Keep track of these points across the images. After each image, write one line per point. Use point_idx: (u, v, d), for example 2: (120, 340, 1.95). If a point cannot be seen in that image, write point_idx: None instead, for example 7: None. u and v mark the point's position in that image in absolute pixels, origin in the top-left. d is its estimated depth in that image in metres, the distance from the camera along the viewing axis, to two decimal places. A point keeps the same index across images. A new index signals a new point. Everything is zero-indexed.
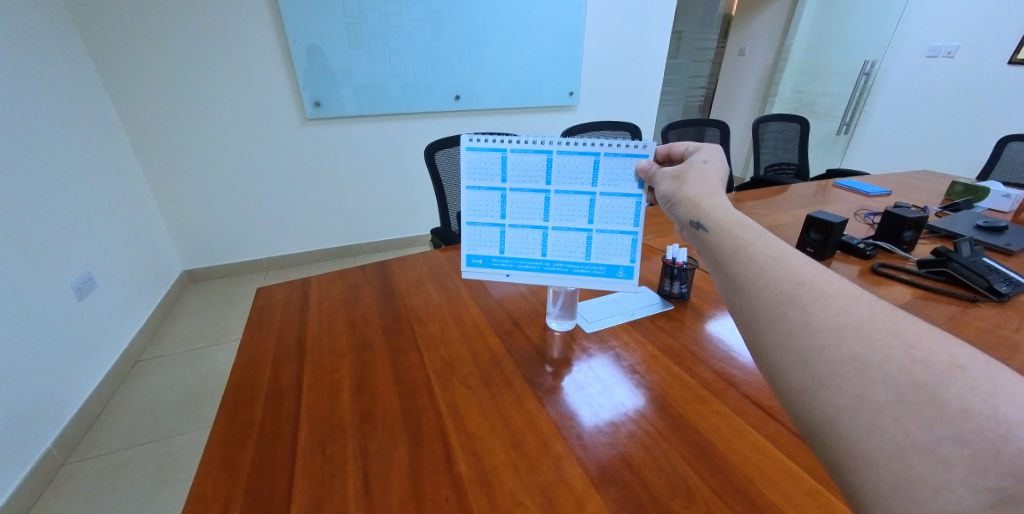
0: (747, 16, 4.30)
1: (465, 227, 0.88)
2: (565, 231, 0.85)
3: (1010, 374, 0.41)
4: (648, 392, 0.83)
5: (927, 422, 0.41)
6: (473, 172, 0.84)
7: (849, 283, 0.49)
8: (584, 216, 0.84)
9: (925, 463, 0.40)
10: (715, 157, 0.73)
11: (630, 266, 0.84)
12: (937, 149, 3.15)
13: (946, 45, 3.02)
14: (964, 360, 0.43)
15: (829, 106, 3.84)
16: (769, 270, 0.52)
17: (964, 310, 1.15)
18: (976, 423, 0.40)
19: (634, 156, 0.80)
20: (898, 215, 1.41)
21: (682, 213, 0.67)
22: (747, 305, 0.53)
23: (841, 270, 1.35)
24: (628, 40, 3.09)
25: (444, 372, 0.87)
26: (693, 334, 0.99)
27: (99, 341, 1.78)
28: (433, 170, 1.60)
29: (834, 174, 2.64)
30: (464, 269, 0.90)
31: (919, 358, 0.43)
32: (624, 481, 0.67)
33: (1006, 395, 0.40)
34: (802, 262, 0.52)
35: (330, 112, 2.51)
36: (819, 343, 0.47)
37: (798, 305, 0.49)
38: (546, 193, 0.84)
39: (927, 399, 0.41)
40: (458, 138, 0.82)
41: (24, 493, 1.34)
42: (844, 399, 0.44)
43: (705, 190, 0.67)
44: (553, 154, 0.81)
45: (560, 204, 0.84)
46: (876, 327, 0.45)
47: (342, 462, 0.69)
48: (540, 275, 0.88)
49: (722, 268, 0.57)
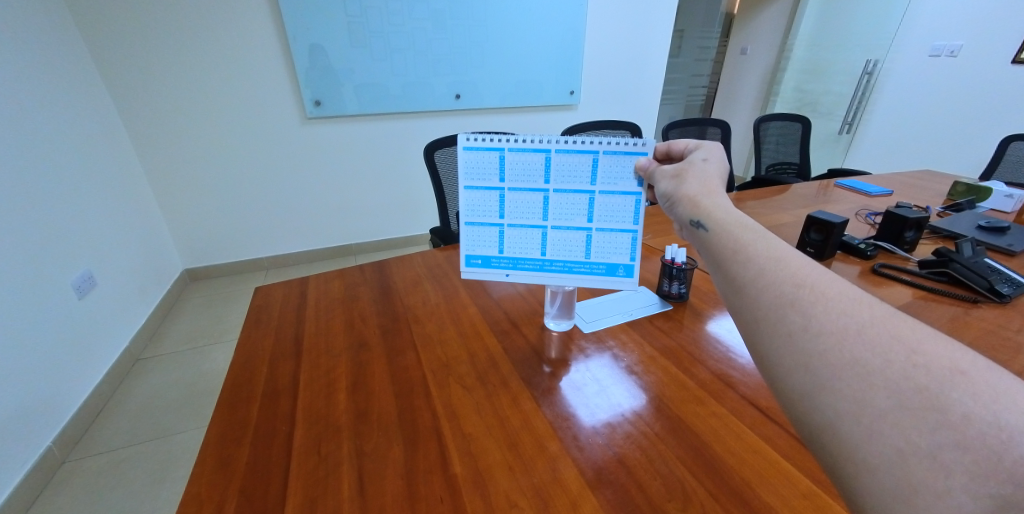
0: (750, 15, 4.28)
1: (463, 227, 0.87)
2: (565, 231, 0.85)
3: (1010, 380, 0.41)
4: (645, 392, 0.82)
5: (928, 428, 0.41)
6: (471, 172, 0.84)
7: (849, 285, 0.49)
8: (583, 214, 0.83)
9: (925, 469, 0.40)
10: (714, 156, 0.73)
11: (630, 265, 0.84)
12: (940, 149, 3.14)
13: (949, 44, 3.00)
14: (965, 365, 0.42)
15: (831, 106, 3.82)
16: (769, 270, 0.52)
17: (965, 311, 1.14)
18: (977, 430, 0.39)
19: (632, 154, 0.79)
20: (899, 215, 1.40)
21: (681, 212, 0.66)
22: (746, 306, 0.53)
23: (842, 271, 1.34)
24: (630, 39, 3.08)
25: (441, 373, 0.86)
26: (691, 335, 0.98)
27: (100, 339, 1.78)
28: (432, 168, 1.59)
29: (836, 173, 2.63)
30: (464, 269, 0.90)
31: (921, 362, 0.43)
32: (619, 483, 0.66)
33: (1006, 401, 0.40)
34: (802, 263, 0.52)
35: (330, 111, 2.51)
36: (819, 347, 0.46)
37: (798, 307, 0.49)
38: (545, 192, 0.83)
39: (927, 405, 0.41)
40: (455, 138, 0.82)
41: (25, 490, 1.34)
42: (844, 403, 0.44)
43: (704, 189, 0.66)
44: (551, 152, 0.81)
45: (559, 203, 0.83)
46: (877, 331, 0.45)
47: (337, 462, 0.69)
48: (540, 274, 0.87)
49: (722, 268, 0.57)
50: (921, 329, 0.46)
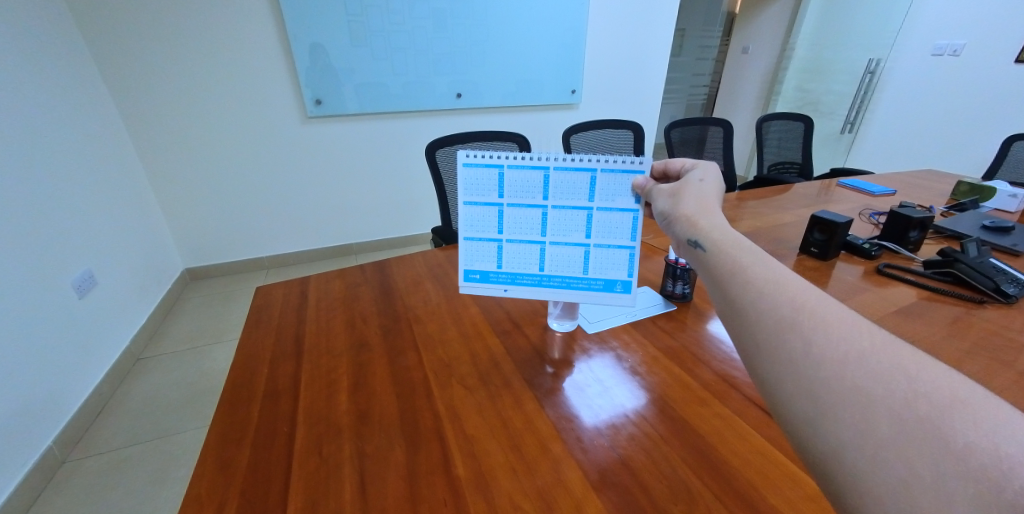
0: (752, 13, 4.26)
1: (461, 242, 0.86)
2: (564, 245, 0.84)
3: (1009, 411, 0.41)
4: (648, 393, 0.82)
5: (931, 457, 0.40)
6: (469, 188, 0.83)
7: (847, 311, 0.49)
8: (581, 229, 0.83)
9: (930, 499, 0.39)
10: (710, 176, 0.72)
11: (628, 281, 0.84)
12: (942, 148, 3.12)
13: (952, 43, 2.99)
14: (965, 395, 0.42)
15: (833, 105, 3.81)
16: (769, 293, 0.51)
17: (970, 312, 1.13)
18: (978, 461, 0.39)
19: (630, 173, 0.79)
20: (903, 214, 1.39)
21: (678, 231, 0.65)
22: (745, 328, 0.52)
23: (846, 271, 1.33)
24: (631, 37, 3.07)
25: (443, 373, 0.86)
26: (694, 335, 0.98)
27: (100, 338, 1.78)
28: (433, 167, 1.59)
29: (838, 172, 2.62)
30: (462, 284, 0.88)
31: (922, 393, 0.42)
32: (623, 485, 0.66)
33: (1006, 431, 0.39)
34: (799, 286, 0.51)
35: (330, 109, 2.50)
36: (820, 375, 0.46)
37: (798, 331, 0.48)
38: (544, 207, 0.83)
39: (928, 434, 0.41)
40: (454, 155, 0.81)
41: (25, 490, 1.34)
42: (848, 433, 0.43)
43: (700, 207, 0.66)
44: (550, 168, 0.80)
45: (558, 219, 0.83)
46: (876, 359, 0.45)
47: (338, 464, 0.69)
48: (538, 289, 0.87)
49: (720, 289, 0.56)
50: (920, 357, 0.45)
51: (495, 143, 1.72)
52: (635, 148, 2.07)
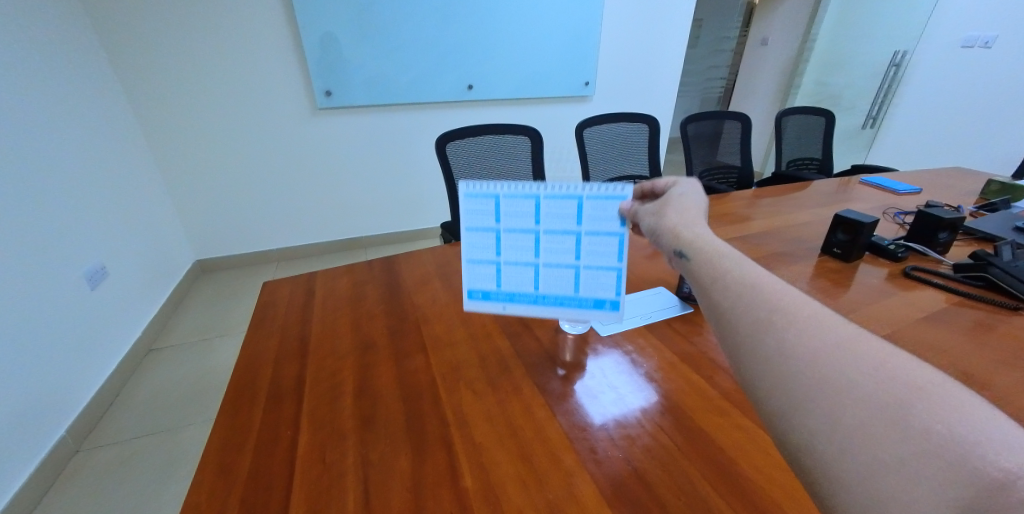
0: (772, 4, 4.14)
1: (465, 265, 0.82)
2: (551, 266, 0.80)
3: (996, 413, 0.41)
4: (664, 402, 0.78)
5: (925, 460, 0.40)
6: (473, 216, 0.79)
7: (834, 320, 0.49)
8: (568, 250, 0.78)
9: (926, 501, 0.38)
10: (691, 193, 0.74)
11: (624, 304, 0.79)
12: (970, 145, 3.01)
13: (983, 34, 2.87)
14: (952, 398, 0.42)
15: (855, 99, 3.69)
16: (758, 306, 0.51)
17: (1006, 319, 1.07)
18: (969, 460, 0.38)
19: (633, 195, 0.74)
20: (932, 215, 1.33)
21: (664, 245, 0.65)
22: (737, 339, 0.51)
23: (871, 273, 1.27)
24: (647, 29, 2.99)
25: (450, 377, 0.83)
26: (712, 340, 0.94)
27: (111, 330, 1.79)
28: (443, 161, 1.56)
29: (859, 169, 2.54)
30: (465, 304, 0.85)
31: (913, 395, 0.42)
32: (639, 501, 0.63)
33: (995, 433, 0.39)
34: (789, 298, 0.51)
35: (340, 102, 2.47)
36: (814, 383, 0.45)
37: (791, 345, 0.48)
38: (531, 230, 0.78)
39: (921, 438, 0.40)
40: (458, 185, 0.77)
41: (38, 480, 1.35)
42: (844, 438, 0.43)
43: (682, 220, 0.66)
44: (533, 192, 0.76)
45: (544, 241, 0.78)
46: (867, 365, 0.45)
47: (342, 471, 0.66)
48: (529, 305, 0.83)
49: (710, 304, 0.55)
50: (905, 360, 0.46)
51: (506, 136, 1.68)
52: (649, 142, 2.01)
